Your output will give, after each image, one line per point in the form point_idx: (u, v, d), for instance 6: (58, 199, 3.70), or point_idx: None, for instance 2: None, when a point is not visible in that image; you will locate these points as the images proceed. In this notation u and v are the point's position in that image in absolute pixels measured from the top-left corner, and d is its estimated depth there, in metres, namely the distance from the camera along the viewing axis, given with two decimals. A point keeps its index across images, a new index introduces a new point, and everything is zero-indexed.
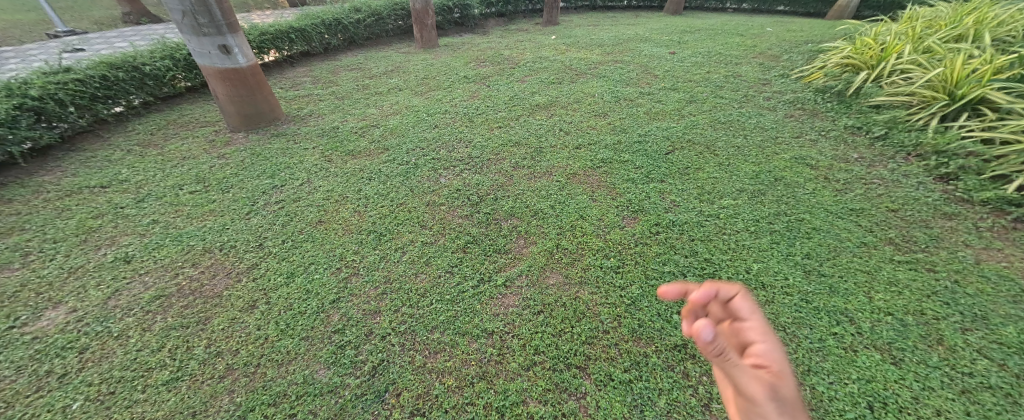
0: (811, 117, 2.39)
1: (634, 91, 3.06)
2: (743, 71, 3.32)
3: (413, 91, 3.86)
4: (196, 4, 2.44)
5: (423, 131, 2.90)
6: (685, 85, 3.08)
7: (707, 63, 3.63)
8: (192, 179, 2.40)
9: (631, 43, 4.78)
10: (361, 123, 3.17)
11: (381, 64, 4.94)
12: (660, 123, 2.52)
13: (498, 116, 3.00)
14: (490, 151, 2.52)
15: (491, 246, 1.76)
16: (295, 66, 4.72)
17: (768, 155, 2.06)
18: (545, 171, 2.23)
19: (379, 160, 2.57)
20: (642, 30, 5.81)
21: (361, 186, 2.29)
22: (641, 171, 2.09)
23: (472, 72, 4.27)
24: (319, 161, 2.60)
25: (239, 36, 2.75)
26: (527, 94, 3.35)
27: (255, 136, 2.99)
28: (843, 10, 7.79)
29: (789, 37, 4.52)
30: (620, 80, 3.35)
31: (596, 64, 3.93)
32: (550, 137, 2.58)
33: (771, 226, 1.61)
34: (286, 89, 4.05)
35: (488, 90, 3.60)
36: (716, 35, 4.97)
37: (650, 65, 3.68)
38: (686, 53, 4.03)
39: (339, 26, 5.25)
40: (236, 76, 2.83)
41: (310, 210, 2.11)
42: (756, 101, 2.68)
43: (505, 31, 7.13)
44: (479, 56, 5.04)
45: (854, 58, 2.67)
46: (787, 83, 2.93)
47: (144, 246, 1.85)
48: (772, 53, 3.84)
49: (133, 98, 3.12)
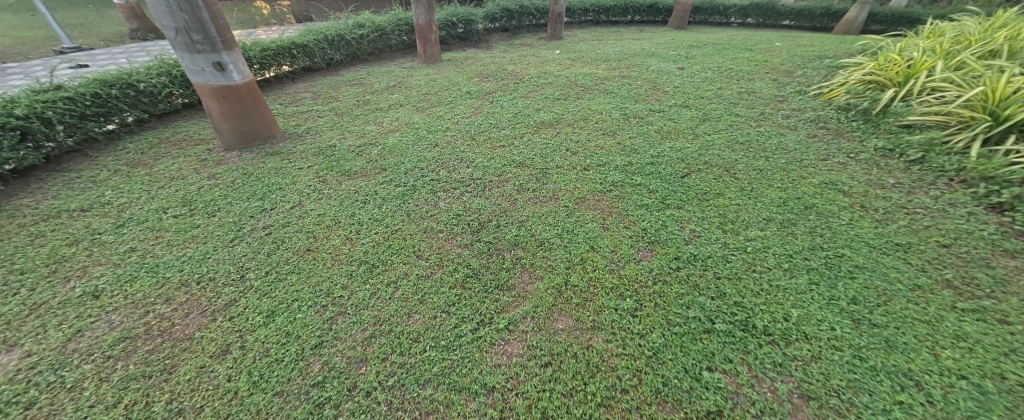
0: (836, 138, 2.24)
1: (643, 108, 2.94)
2: (756, 87, 3.19)
3: (415, 107, 3.76)
4: (191, 21, 2.37)
5: (423, 150, 2.78)
6: (696, 102, 2.95)
7: (717, 78, 3.51)
8: (179, 202, 2.28)
9: (637, 58, 4.69)
10: (359, 141, 3.06)
11: (383, 79, 4.89)
12: (673, 143, 2.37)
13: (502, 134, 2.87)
14: (493, 172, 2.38)
15: (493, 280, 1.59)
16: (296, 81, 4.67)
17: (794, 180, 1.90)
18: (551, 195, 2.08)
19: (376, 181, 2.44)
20: (647, 45, 5.74)
21: (355, 210, 2.15)
22: (656, 196, 1.92)
23: (475, 88, 4.19)
24: (313, 182, 2.47)
25: (235, 53, 2.68)
26: (532, 110, 3.23)
27: (249, 155, 2.88)
28: (851, 24, 7.70)
29: (800, 52, 4.41)
30: (628, 97, 3.23)
31: (601, 79, 3.83)
32: (556, 157, 2.44)
33: (807, 263, 1.43)
34: (285, 105, 3.98)
35: (491, 106, 3.50)
36: (724, 49, 4.87)
37: (658, 81, 3.57)
38: (695, 69, 3.91)
39: (342, 41, 5.23)
40: (231, 93, 2.74)
41: (299, 237, 1.96)
42: (774, 120, 2.53)
43: (508, 45, 7.12)
44: (482, 71, 4.98)
45: (878, 75, 2.54)
46: (805, 100, 2.78)
47: (116, 279, 1.70)
48: (785, 68, 3.72)
49: (127, 115, 3.06)
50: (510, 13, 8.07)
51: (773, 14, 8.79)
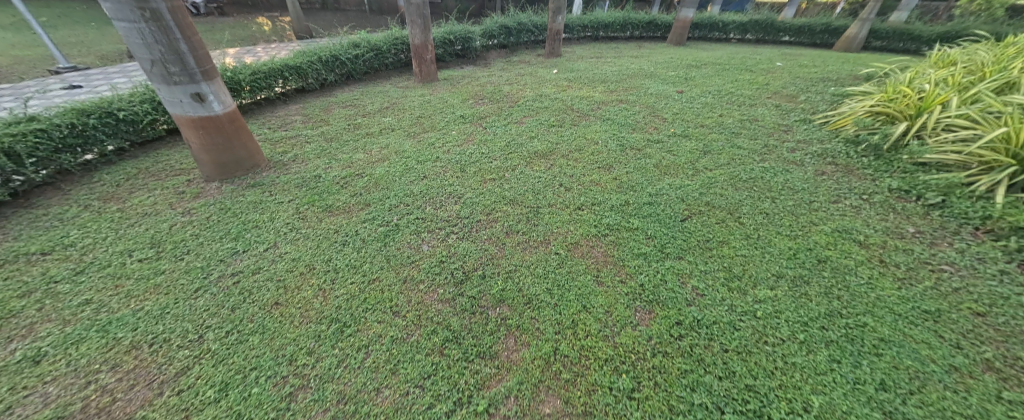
0: (846, 176, 2.10)
1: (641, 138, 2.82)
2: (758, 114, 3.08)
3: (406, 132, 3.67)
4: (168, 53, 2.29)
5: (410, 182, 2.66)
6: (697, 131, 2.84)
7: (717, 104, 3.40)
8: (147, 244, 2.14)
9: (635, 79, 4.61)
10: (346, 171, 2.95)
11: (377, 100, 4.81)
12: (672, 180, 2.24)
13: (493, 165, 2.76)
14: (482, 210, 2.25)
15: (474, 346, 1.42)
16: (288, 103, 4.60)
17: (804, 227, 1.75)
18: (543, 239, 1.94)
19: (358, 219, 2.30)
20: (646, 64, 5.67)
21: (332, 253, 2.01)
22: (654, 244, 1.78)
23: (470, 111, 4.10)
24: (292, 219, 2.34)
25: (216, 82, 2.60)
26: (525, 138, 3.12)
27: (228, 187, 2.76)
28: (852, 41, 7.65)
29: (802, 74, 4.31)
30: (626, 125, 3.12)
31: (598, 103, 3.75)
32: (549, 193, 2.31)
33: (826, 334, 1.25)
34: (274, 129, 3.88)
35: (484, 132, 3.40)
36: (724, 70, 4.80)
37: (656, 106, 3.47)
38: (695, 92, 3.81)
39: (337, 62, 5.18)
40: (211, 124, 2.65)
41: (269, 286, 1.81)
42: (779, 154, 2.41)
43: (506, 63, 7.09)
44: (478, 92, 4.90)
45: (889, 106, 2.43)
46: (812, 131, 2.66)
47: (62, 339, 1.55)
48: (787, 92, 3.61)
49: (106, 145, 2.96)
50: (508, 29, 8.07)
51: (772, 30, 8.80)
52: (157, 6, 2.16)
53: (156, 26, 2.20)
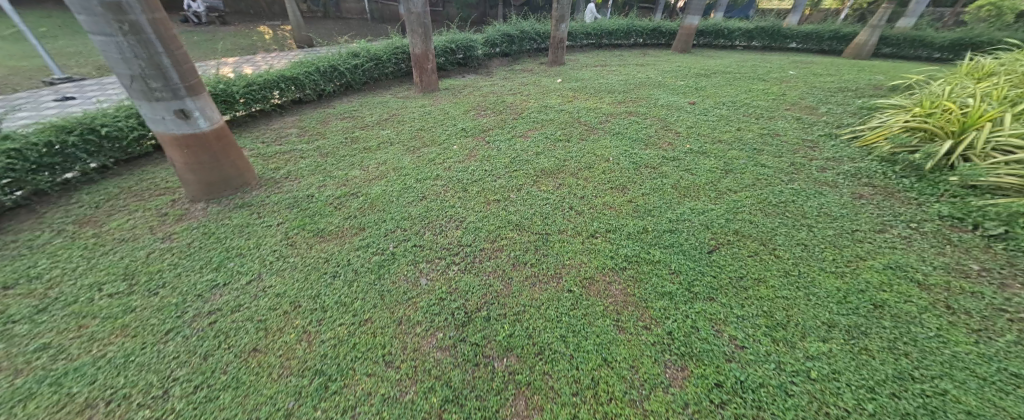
0: (888, 201, 1.90)
1: (655, 155, 2.64)
2: (779, 128, 2.89)
3: (405, 147, 3.50)
4: (149, 67, 2.14)
5: (408, 203, 2.49)
6: (715, 147, 2.66)
7: (733, 116, 3.23)
8: (119, 275, 1.96)
9: (643, 89, 4.45)
10: (340, 189, 2.78)
11: (376, 112, 4.67)
12: (693, 204, 2.05)
13: (497, 184, 2.58)
14: (486, 237, 2.06)
15: (478, 408, 1.21)
16: (284, 115, 4.45)
17: (850, 262, 1.55)
18: (554, 272, 1.74)
19: (351, 245, 2.11)
20: (653, 72, 5.52)
21: (321, 287, 1.82)
22: (680, 280, 1.58)
23: (472, 123, 3.94)
24: (280, 246, 2.16)
25: (202, 98, 2.44)
26: (531, 154, 2.94)
27: (214, 208, 2.58)
28: (862, 47, 7.49)
29: (818, 83, 4.13)
30: (637, 140, 2.94)
31: (606, 116, 3.58)
32: (558, 218, 2.13)
33: (900, 404, 1.04)
34: (268, 143, 3.72)
35: (487, 147, 3.23)
36: (735, 79, 4.63)
37: (669, 119, 3.29)
38: (708, 103, 3.63)
39: (335, 72, 5.05)
40: (196, 142, 2.48)
41: (248, 328, 1.62)
42: (809, 174, 2.21)
43: (509, 71, 6.96)
44: (480, 103, 4.74)
45: (927, 122, 2.25)
46: (841, 147, 2.47)
47: (8, 395, 1.36)
48: (805, 104, 3.43)
49: (88, 163, 2.80)
50: (511, 37, 7.95)
51: (778, 37, 8.67)
52: (137, 19, 2.01)
53: (136, 40, 2.04)
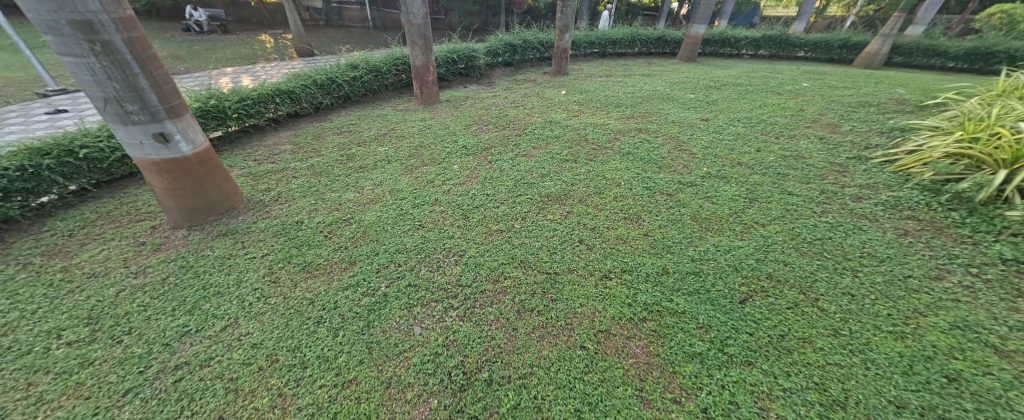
0: (939, 240, 1.70)
1: (670, 179, 2.45)
2: (802, 150, 2.70)
3: (404, 166, 3.34)
4: (124, 89, 1.97)
5: (404, 232, 2.30)
6: (735, 171, 2.46)
7: (750, 135, 3.04)
8: (82, 318, 1.77)
9: (651, 103, 4.27)
10: (333, 214, 2.60)
11: (374, 126, 4.52)
12: (717, 240, 1.85)
13: (500, 211, 2.39)
14: (488, 276, 1.86)
15: None
16: (278, 129, 4.30)
17: (908, 320, 1.34)
18: (565, 323, 1.54)
19: (340, 283, 1.92)
20: (660, 84, 5.35)
21: (303, 336, 1.62)
22: (713, 338, 1.37)
23: (473, 139, 3.77)
24: (262, 283, 1.97)
25: (184, 120, 2.28)
26: (536, 176, 2.77)
27: (196, 237, 2.40)
28: (873, 57, 7.31)
29: (836, 97, 3.94)
30: (649, 161, 2.76)
31: (614, 133, 3.41)
32: (568, 254, 1.93)
33: None
34: (260, 161, 3.55)
35: (489, 167, 3.06)
36: (746, 92, 4.46)
37: (681, 137, 3.11)
38: (722, 120, 3.44)
39: (333, 84, 4.92)
40: (177, 167, 2.31)
41: (216, 389, 1.41)
42: (843, 204, 2.01)
43: (512, 82, 6.83)
44: (482, 116, 4.59)
45: (971, 148, 2.06)
46: (874, 173, 2.28)
47: None
48: (826, 120, 3.24)
49: (65, 187, 2.63)
50: (513, 47, 7.83)
51: (786, 45, 8.51)
52: (111, 38, 1.86)
53: (109, 60, 1.88)
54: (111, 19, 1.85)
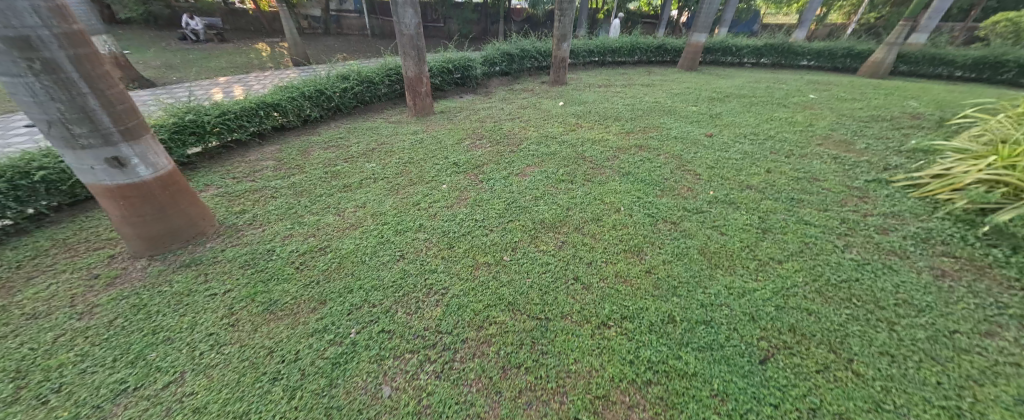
0: (984, 284, 1.48)
1: (674, 205, 2.25)
2: (816, 171, 2.51)
3: (391, 185, 3.15)
4: (70, 111, 1.79)
5: (383, 264, 2.10)
6: (744, 195, 2.27)
7: (758, 153, 2.85)
8: (8, 372, 1.55)
9: (652, 116, 4.10)
10: (308, 242, 2.39)
11: (364, 140, 4.35)
12: (729, 280, 1.64)
13: (488, 240, 2.19)
14: (471, 321, 1.65)
15: None
16: (263, 143, 4.12)
17: (965, 391, 1.11)
18: (555, 386, 1.32)
19: (305, 327, 1.70)
20: (661, 95, 5.19)
21: (253, 397, 1.39)
22: (731, 412, 1.14)
23: (465, 156, 3.59)
24: (218, 326, 1.76)
25: (143, 141, 2.09)
26: (529, 199, 2.59)
27: (156, 268, 2.19)
28: (879, 66, 7.17)
29: (846, 111, 3.76)
30: (651, 183, 2.57)
31: (614, 150, 3.23)
32: (561, 295, 1.72)
33: None
34: (239, 179, 3.36)
35: (480, 187, 2.88)
36: (751, 104, 4.29)
37: (685, 156, 2.92)
38: (727, 136, 3.26)
39: (323, 96, 4.75)
40: (135, 193, 2.11)
41: None
42: (869, 238, 1.80)
43: (509, 92, 6.69)
44: (476, 130, 4.41)
45: (1010, 175, 1.86)
46: (897, 200, 2.08)
47: None
48: (838, 137, 3.06)
49: (19, 212, 2.44)
50: (511, 56, 7.68)
51: (789, 54, 8.38)
52: (53, 55, 1.67)
53: (51, 79, 1.70)
54: (53, 35, 1.67)
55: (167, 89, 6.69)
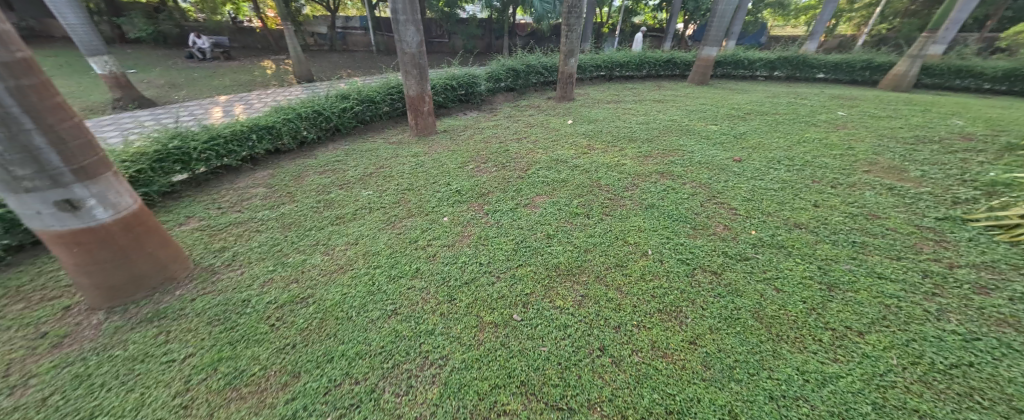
0: None
1: (712, 249, 1.93)
2: (871, 206, 2.18)
3: (388, 216, 2.88)
4: (9, 150, 1.52)
5: (372, 322, 1.78)
6: (794, 237, 1.95)
7: (798, 182, 2.53)
8: None
9: (670, 137, 3.81)
10: (289, 289, 2.09)
11: (363, 163, 4.11)
12: (802, 359, 1.29)
13: (495, 292, 1.88)
14: (475, 409, 1.31)
15: None
16: (255, 168, 3.89)
17: None
18: None
19: (269, 413, 1.38)
20: (675, 112, 4.93)
21: None
22: None
23: (469, 182, 3.33)
24: (167, 409, 1.44)
25: (102, 180, 1.83)
26: (542, 239, 2.29)
27: (113, 325, 1.90)
28: (901, 79, 6.90)
29: (884, 131, 3.45)
30: (680, 219, 2.26)
31: (632, 177, 2.94)
32: (586, 373, 1.38)
33: None
34: (225, 210, 3.10)
35: (485, 222, 2.59)
36: (775, 122, 4.01)
37: (714, 185, 2.62)
38: (758, 161, 2.95)
39: (321, 117, 4.55)
40: (90, 238, 1.83)
41: None
42: (967, 299, 1.46)
43: (515, 108, 6.48)
44: (481, 152, 4.16)
45: None
46: (986, 246, 1.74)
47: None
48: (885, 163, 2.74)
49: None
50: (517, 72, 7.51)
51: (804, 67, 8.12)
52: None
53: None
54: None
55: (167, 109, 6.58)
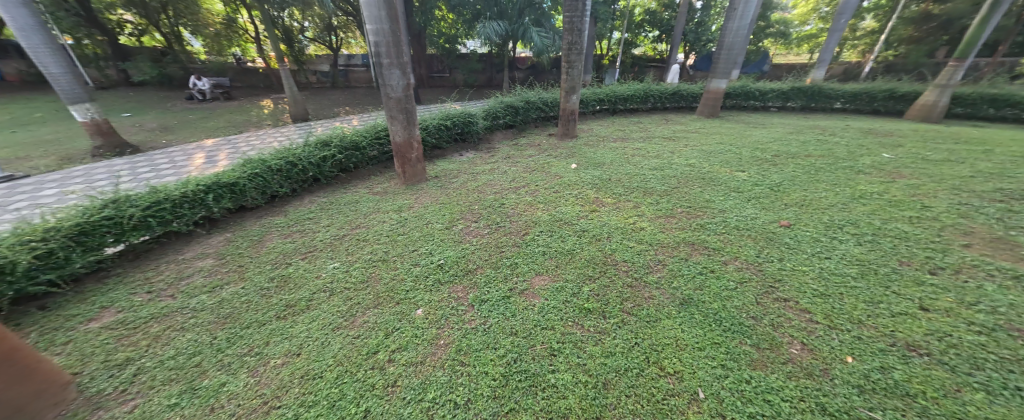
0: None
1: (802, 399, 1.27)
2: (1008, 312, 1.55)
3: (350, 305, 2.28)
4: None
5: None
6: (919, 377, 1.30)
7: (882, 265, 1.92)
8: None
9: (692, 188, 3.27)
10: None
11: (338, 220, 3.59)
12: None
13: None
14: None
15: None
16: (212, 232, 3.37)
17: None
18: None
19: None
20: (692, 153, 4.42)
21: None
22: None
23: (455, 252, 2.75)
24: None
25: None
26: (543, 357, 1.66)
27: None
28: (931, 110, 6.53)
29: (956, 181, 2.88)
30: (733, 330, 1.63)
31: (657, 250, 2.35)
32: None
33: None
34: (156, 294, 2.54)
35: (469, 321, 1.98)
36: (814, 167, 3.47)
37: (768, 268, 2.01)
38: (813, 228, 2.36)
39: (296, 167, 4.09)
40: None
41: None
42: None
43: (514, 148, 6.06)
44: (473, 206, 3.62)
45: None
46: None
47: None
48: (985, 233, 2.14)
49: None
50: (515, 108, 7.14)
51: (820, 97, 7.75)
52: None
53: None
54: None
55: (145, 156, 6.22)
